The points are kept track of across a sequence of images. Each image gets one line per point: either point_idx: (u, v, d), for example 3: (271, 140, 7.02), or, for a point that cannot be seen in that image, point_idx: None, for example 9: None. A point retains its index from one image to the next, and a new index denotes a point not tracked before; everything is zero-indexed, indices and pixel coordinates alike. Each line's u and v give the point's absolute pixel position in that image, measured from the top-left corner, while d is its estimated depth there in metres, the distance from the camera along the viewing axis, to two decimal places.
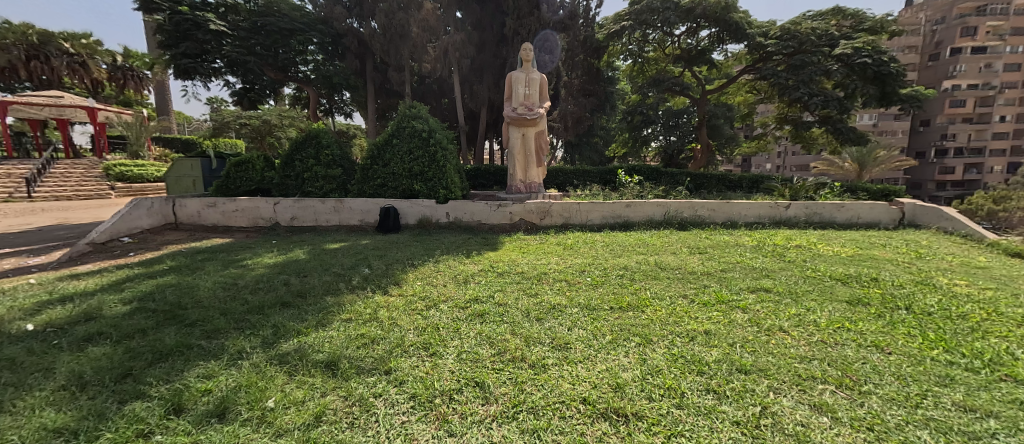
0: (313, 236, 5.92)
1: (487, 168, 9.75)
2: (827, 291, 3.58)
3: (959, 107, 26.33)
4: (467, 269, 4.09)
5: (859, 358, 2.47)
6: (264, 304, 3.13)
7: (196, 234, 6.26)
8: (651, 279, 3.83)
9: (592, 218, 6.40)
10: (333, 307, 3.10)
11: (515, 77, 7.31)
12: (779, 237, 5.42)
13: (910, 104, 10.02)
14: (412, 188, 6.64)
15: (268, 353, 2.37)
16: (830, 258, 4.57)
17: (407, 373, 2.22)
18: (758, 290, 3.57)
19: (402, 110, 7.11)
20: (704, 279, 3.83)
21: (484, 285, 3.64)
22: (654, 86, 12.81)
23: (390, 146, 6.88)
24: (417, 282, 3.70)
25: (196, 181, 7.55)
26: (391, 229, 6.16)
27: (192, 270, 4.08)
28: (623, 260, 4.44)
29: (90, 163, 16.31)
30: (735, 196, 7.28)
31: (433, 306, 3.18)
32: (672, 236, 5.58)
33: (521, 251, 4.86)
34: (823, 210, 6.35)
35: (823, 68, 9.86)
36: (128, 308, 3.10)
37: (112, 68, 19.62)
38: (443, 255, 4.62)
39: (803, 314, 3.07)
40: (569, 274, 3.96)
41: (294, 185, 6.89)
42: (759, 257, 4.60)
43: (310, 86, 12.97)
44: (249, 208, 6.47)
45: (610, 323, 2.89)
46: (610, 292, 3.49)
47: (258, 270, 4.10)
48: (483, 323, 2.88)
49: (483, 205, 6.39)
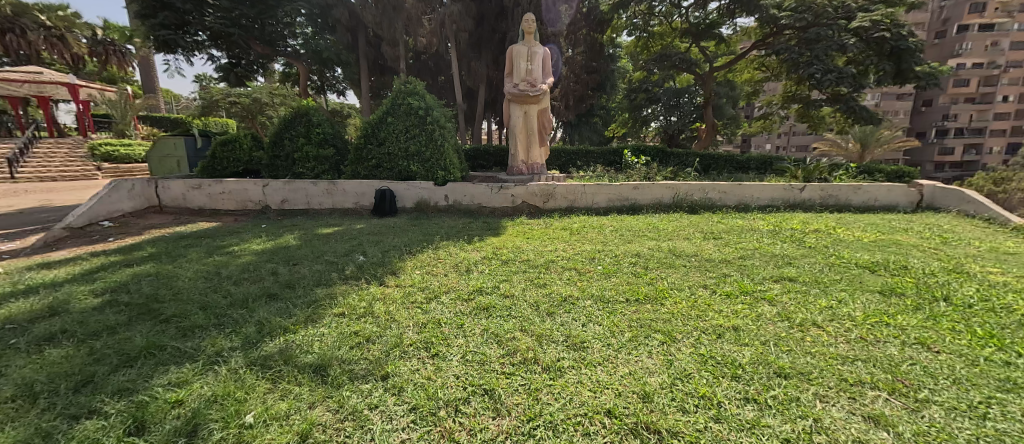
0: (305, 220, 5.62)
1: (487, 149, 9.41)
2: (857, 281, 3.34)
3: (962, 86, 25.74)
4: (470, 257, 3.81)
5: (906, 358, 2.24)
6: (251, 296, 2.86)
7: (181, 217, 5.95)
8: (667, 267, 3.59)
9: (597, 201, 6.12)
10: (326, 300, 2.84)
11: (516, 52, 6.92)
12: (795, 221, 5.17)
13: (928, 81, 9.64)
14: (409, 170, 6.32)
15: (249, 356, 2.10)
16: (852, 244, 4.33)
17: (407, 379, 1.97)
18: (782, 280, 3.33)
19: (397, 86, 6.69)
20: (723, 267, 3.58)
21: (489, 275, 3.38)
22: (659, 63, 12.36)
23: (385, 124, 6.50)
24: (416, 271, 3.43)
25: (180, 161, 7.17)
26: (387, 213, 5.89)
27: (172, 258, 3.78)
28: (635, 246, 4.17)
29: (75, 142, 15.86)
30: (745, 177, 7.01)
31: (434, 298, 2.92)
32: (683, 220, 5.31)
33: (525, 237, 4.59)
34: (839, 192, 6.09)
35: (838, 43, 9.45)
36: (98, 301, 2.82)
37: (93, 42, 18.98)
38: (442, 241, 4.34)
39: (835, 307, 2.83)
40: (579, 262, 3.69)
41: (284, 165, 6.53)
42: (778, 242, 4.36)
43: (300, 62, 12.36)
44: (237, 190, 6.15)
45: (628, 317, 2.64)
46: (625, 282, 3.25)
47: (243, 258, 3.79)
48: (489, 318, 2.63)
49: (484, 187, 6.09)
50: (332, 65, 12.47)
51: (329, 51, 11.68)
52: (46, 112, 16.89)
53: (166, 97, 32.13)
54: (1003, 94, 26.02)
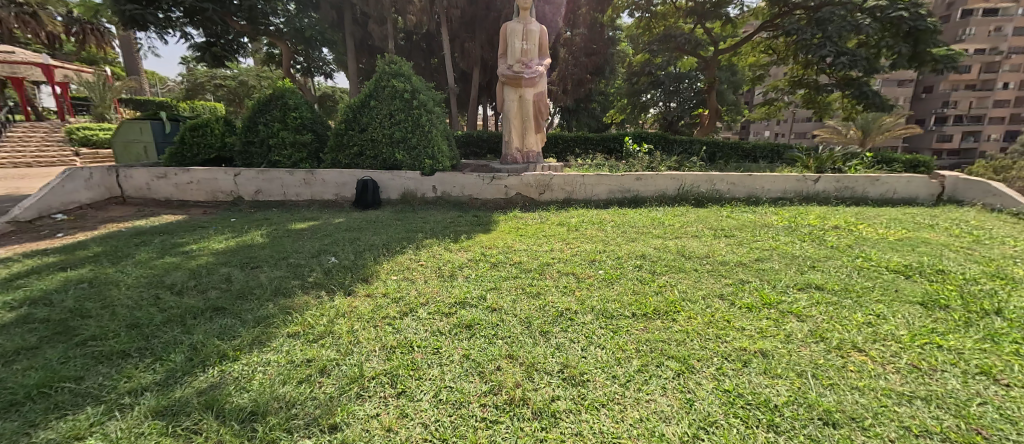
0: (279, 213, 5.18)
1: (480, 134, 8.95)
2: (892, 289, 2.94)
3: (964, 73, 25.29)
4: (455, 260, 3.38)
5: (973, 395, 1.86)
6: (191, 310, 2.43)
7: (146, 209, 5.49)
8: (677, 271, 3.19)
9: (597, 192, 5.69)
10: (280, 315, 2.41)
11: (511, 29, 6.40)
12: (812, 216, 4.77)
13: (945, 65, 9.27)
14: (394, 158, 5.86)
15: (164, 399, 1.69)
16: (876, 242, 3.93)
17: (363, 433, 1.57)
18: (808, 288, 2.92)
19: (381, 66, 6.16)
20: (739, 273, 3.17)
21: (474, 281, 2.97)
22: (662, 44, 11.80)
23: (368, 108, 6.00)
24: (392, 277, 3.01)
25: (147, 147, 6.66)
26: (370, 205, 5.46)
27: (116, 260, 3.33)
28: (640, 246, 3.76)
29: (53, 125, 15.24)
30: (754, 167, 6.59)
31: (409, 313, 2.50)
32: (689, 214, 4.90)
33: (519, 234, 4.16)
34: (855, 184, 5.68)
35: (852, 24, 9.00)
36: (10, 316, 2.38)
37: (69, 20, 18.25)
38: (425, 239, 3.92)
39: (875, 324, 2.43)
40: (577, 265, 3.28)
41: (258, 152, 6.05)
42: (795, 241, 3.96)
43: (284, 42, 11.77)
44: (205, 180, 5.67)
45: (635, 339, 2.23)
46: (631, 291, 2.83)
47: (197, 260, 3.35)
48: (471, 340, 2.20)
49: (474, 177, 5.64)
50: (316, 45, 11.87)
51: (312, 30, 11.08)
52: (21, 94, 16.18)
53: (151, 79, 31.24)
54: (1004, 81, 25.55)
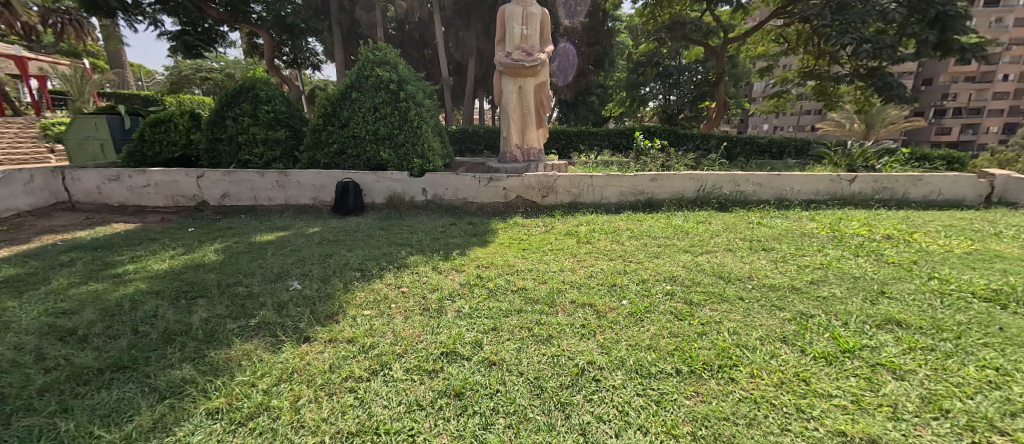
0: (246, 222, 4.54)
1: (476, 129, 8.31)
2: (994, 327, 2.29)
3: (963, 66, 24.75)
4: (444, 286, 2.75)
5: None
6: (83, 372, 1.83)
7: (95, 217, 4.84)
8: (718, 302, 2.56)
9: (607, 195, 5.06)
10: (200, 380, 1.78)
11: (510, 13, 5.74)
12: (856, 223, 4.15)
13: (973, 53, 8.67)
14: (379, 157, 5.21)
15: None
16: (944, 258, 3.28)
17: None
18: (887, 324, 2.31)
19: (364, 54, 5.52)
20: (796, 302, 2.55)
21: (467, 318, 2.34)
22: (670, 32, 11.11)
23: (349, 100, 5.33)
24: (363, 313, 2.39)
25: (104, 145, 6.01)
26: (350, 211, 4.83)
27: (24, 290, 2.71)
28: (666, 264, 3.14)
29: (26, 121, 14.34)
30: (779, 165, 5.96)
31: (380, 371, 1.89)
32: (715, 221, 4.32)
33: (520, 249, 3.53)
34: (895, 184, 5.07)
35: (878, 9, 8.47)
36: None
37: (47, 11, 17.13)
38: (410, 256, 3.29)
39: (1004, 384, 1.82)
40: (594, 293, 2.66)
41: (226, 150, 5.40)
42: (848, 256, 3.32)
43: (266, 33, 11.09)
44: (164, 182, 5.02)
45: (688, 416, 1.64)
46: (668, 333, 2.20)
47: (125, 288, 2.72)
48: (464, 422, 1.61)
49: (469, 178, 5.00)
50: (301, 34, 11.17)
51: (295, 18, 10.38)
52: None
53: (135, 72, 30.27)
54: (1004, 73, 24.84)
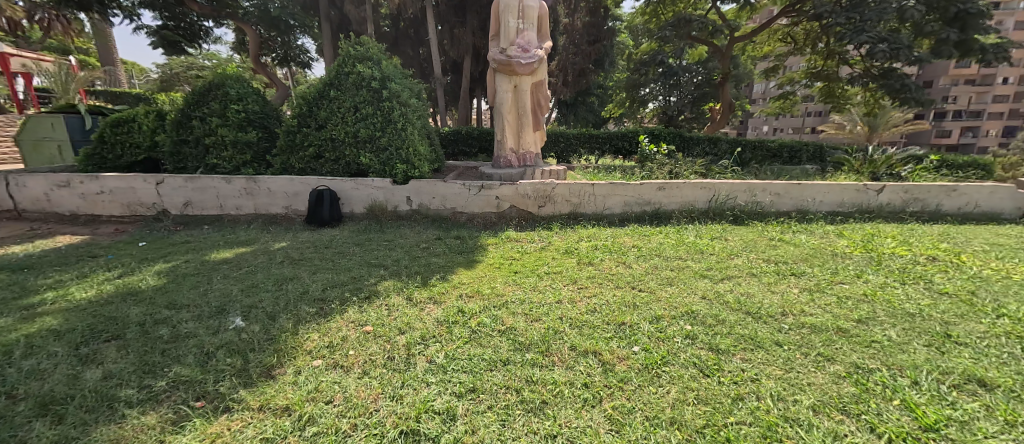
0: (206, 235, 4.05)
1: (469, 131, 7.82)
2: None
3: (964, 68, 24.39)
4: (416, 325, 2.26)
5: None
6: None
7: (41, 228, 4.35)
8: (750, 349, 2.07)
9: (610, 206, 4.58)
10: None
11: (505, 5, 5.26)
12: (891, 241, 3.69)
13: (994, 54, 8.25)
14: (359, 162, 4.72)
15: None
16: (1005, 287, 2.81)
17: None
18: (968, 384, 1.83)
19: (345, 49, 5.04)
20: (847, 350, 2.07)
21: (441, 373, 1.86)
22: (674, 30, 10.61)
23: (327, 99, 4.84)
24: (311, 364, 1.91)
25: (63, 146, 5.53)
26: (325, 222, 4.34)
27: None
28: (682, 294, 2.67)
29: (6, 119, 13.76)
30: (796, 172, 5.49)
31: None
32: (731, 237, 3.86)
33: (512, 272, 3.05)
34: (926, 194, 4.61)
35: (895, 6, 8.03)
36: None
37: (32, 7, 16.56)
38: (382, 282, 2.81)
39: None
40: (600, 335, 2.17)
41: (192, 153, 4.91)
42: (893, 284, 2.84)
43: (253, 29, 10.63)
44: (121, 189, 4.53)
45: None
46: (693, 398, 1.72)
47: (28, 326, 2.24)
48: None
49: (458, 186, 4.52)
50: (290, 30, 10.69)
51: (282, 13, 9.90)
52: None
53: (126, 70, 29.67)
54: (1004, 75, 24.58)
